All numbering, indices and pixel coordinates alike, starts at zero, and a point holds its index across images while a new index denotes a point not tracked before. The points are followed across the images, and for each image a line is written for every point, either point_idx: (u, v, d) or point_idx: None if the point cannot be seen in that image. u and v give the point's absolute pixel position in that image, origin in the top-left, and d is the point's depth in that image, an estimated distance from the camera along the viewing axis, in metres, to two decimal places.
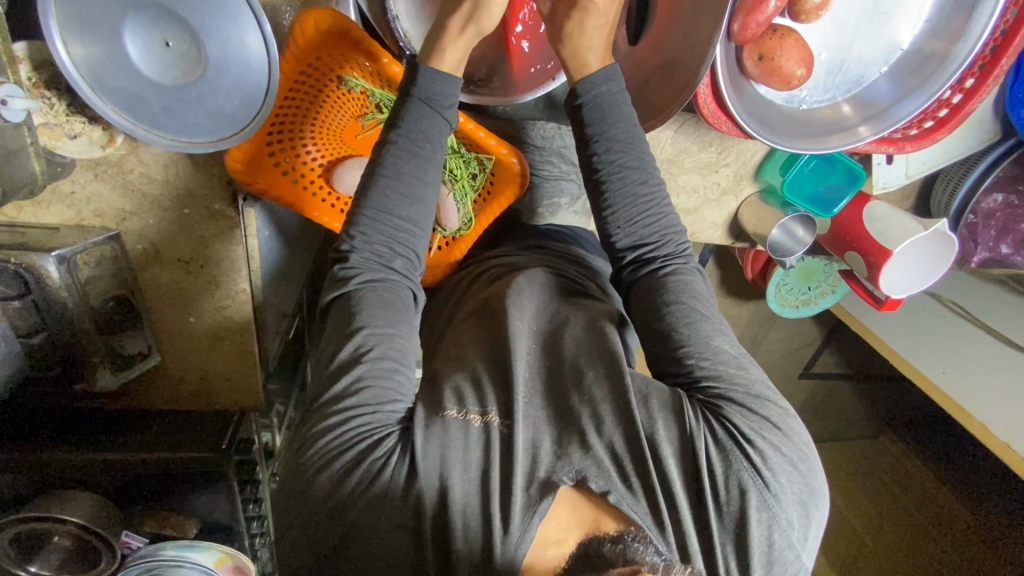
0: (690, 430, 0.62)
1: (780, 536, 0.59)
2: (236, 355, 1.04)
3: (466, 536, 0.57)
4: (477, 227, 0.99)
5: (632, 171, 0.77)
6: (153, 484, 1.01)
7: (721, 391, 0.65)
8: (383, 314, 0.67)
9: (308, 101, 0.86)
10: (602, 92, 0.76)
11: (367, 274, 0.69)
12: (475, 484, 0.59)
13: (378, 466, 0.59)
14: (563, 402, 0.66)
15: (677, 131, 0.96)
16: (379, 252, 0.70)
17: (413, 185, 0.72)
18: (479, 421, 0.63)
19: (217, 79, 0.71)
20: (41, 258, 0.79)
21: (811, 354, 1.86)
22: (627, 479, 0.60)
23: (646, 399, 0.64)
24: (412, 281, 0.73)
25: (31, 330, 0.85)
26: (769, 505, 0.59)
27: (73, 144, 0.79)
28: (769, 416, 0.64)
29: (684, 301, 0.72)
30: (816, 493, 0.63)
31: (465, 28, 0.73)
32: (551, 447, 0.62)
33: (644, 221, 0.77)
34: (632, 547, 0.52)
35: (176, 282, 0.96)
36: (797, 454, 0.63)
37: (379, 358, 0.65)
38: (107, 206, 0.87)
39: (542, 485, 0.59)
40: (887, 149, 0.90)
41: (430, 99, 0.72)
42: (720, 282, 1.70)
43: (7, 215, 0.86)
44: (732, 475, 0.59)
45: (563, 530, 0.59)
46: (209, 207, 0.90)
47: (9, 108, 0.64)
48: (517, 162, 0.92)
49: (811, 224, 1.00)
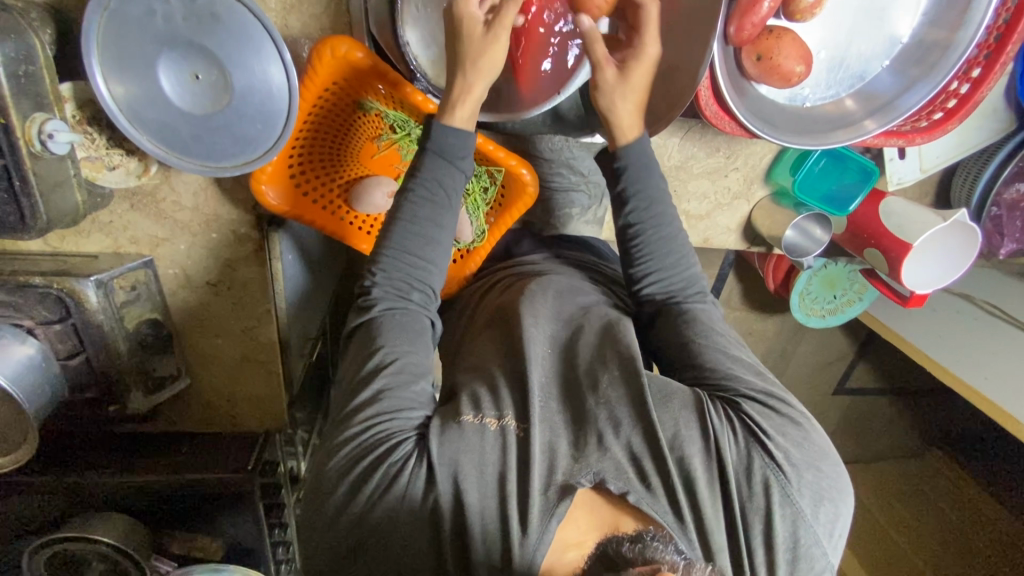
0: (714, 428, 0.61)
1: (806, 532, 0.58)
2: (261, 376, 1.08)
3: (482, 540, 0.57)
4: (490, 239, 0.96)
5: (656, 203, 0.80)
6: (182, 506, 1.05)
7: (742, 395, 0.65)
8: (402, 338, 0.69)
9: (327, 126, 0.86)
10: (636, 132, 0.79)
11: (388, 303, 0.71)
12: (492, 487, 0.59)
13: (395, 471, 0.60)
14: (578, 406, 0.66)
15: (683, 137, 0.95)
16: (397, 286, 0.72)
17: (428, 228, 0.74)
18: (494, 425, 0.63)
19: (241, 106, 0.74)
20: (80, 282, 0.84)
21: (844, 369, 1.85)
22: (646, 479, 0.60)
23: (667, 398, 0.64)
24: (429, 312, 0.75)
25: (71, 353, 0.89)
26: (792, 501, 0.58)
27: (112, 175, 0.83)
28: (788, 414, 0.64)
29: (711, 331, 0.72)
30: (842, 489, 0.61)
31: (469, 87, 0.74)
32: (567, 450, 0.62)
33: (671, 266, 0.79)
34: (651, 547, 0.51)
35: (205, 304, 1.00)
36: (819, 450, 0.62)
37: (397, 373, 0.66)
38: (142, 233, 0.92)
39: (561, 489, 0.58)
40: (896, 142, 0.88)
41: (447, 144, 0.75)
42: (741, 294, 1.69)
43: (49, 245, 0.90)
44: (753, 472, 0.59)
45: (584, 532, 0.58)
46: (235, 229, 0.94)
47: (55, 142, 0.70)
48: (527, 173, 0.88)
49: (827, 223, 0.98)
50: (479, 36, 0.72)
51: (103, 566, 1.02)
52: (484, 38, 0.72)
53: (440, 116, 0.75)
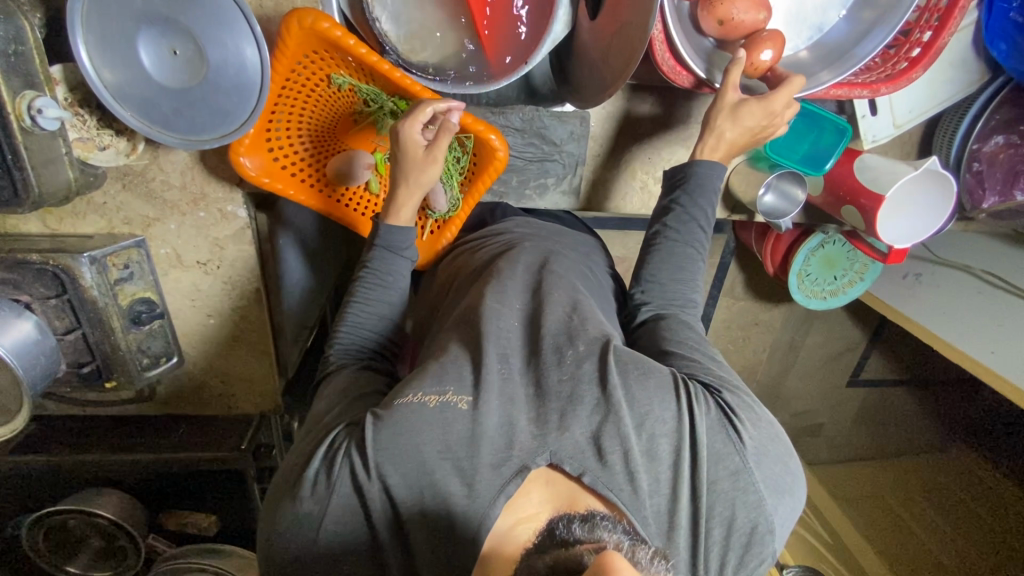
0: (692, 409, 0.64)
1: (761, 518, 0.62)
2: (253, 355, 1.11)
3: (427, 506, 0.58)
4: (465, 208, 0.99)
5: (688, 224, 0.84)
6: (178, 482, 1.08)
7: (717, 385, 0.69)
8: (358, 378, 0.74)
9: (303, 100, 0.89)
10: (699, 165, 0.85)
11: (346, 355, 0.78)
12: (441, 466, 0.58)
13: (331, 461, 0.60)
14: (537, 370, 0.66)
15: (655, 101, 1.00)
16: (355, 342, 0.79)
17: (381, 304, 0.81)
18: (435, 401, 0.61)
19: (217, 79, 0.78)
20: (75, 259, 0.86)
21: (857, 359, 1.82)
22: (602, 456, 0.60)
23: (644, 377, 0.65)
24: (389, 362, 0.81)
25: (68, 329, 0.92)
26: (750, 484, 0.62)
27: (103, 155, 0.88)
28: (756, 410, 0.68)
29: (694, 342, 0.76)
30: (794, 482, 0.66)
31: (410, 192, 0.84)
32: (527, 425, 0.61)
33: (677, 281, 0.83)
34: (599, 526, 0.53)
35: (196, 284, 1.03)
36: (777, 443, 0.67)
37: (345, 392, 0.72)
38: (134, 213, 0.96)
39: (517, 470, 0.59)
40: (862, 93, 0.85)
41: (394, 240, 0.84)
42: (744, 283, 1.67)
43: (49, 227, 0.96)
44: (723, 459, 0.63)
45: (537, 506, 0.60)
46: (222, 208, 0.98)
47: (44, 117, 0.75)
48: (495, 138, 0.89)
49: (801, 181, 0.98)
50: (419, 158, 0.82)
51: (100, 542, 1.06)
52: (423, 160, 0.82)
53: (384, 216, 0.85)
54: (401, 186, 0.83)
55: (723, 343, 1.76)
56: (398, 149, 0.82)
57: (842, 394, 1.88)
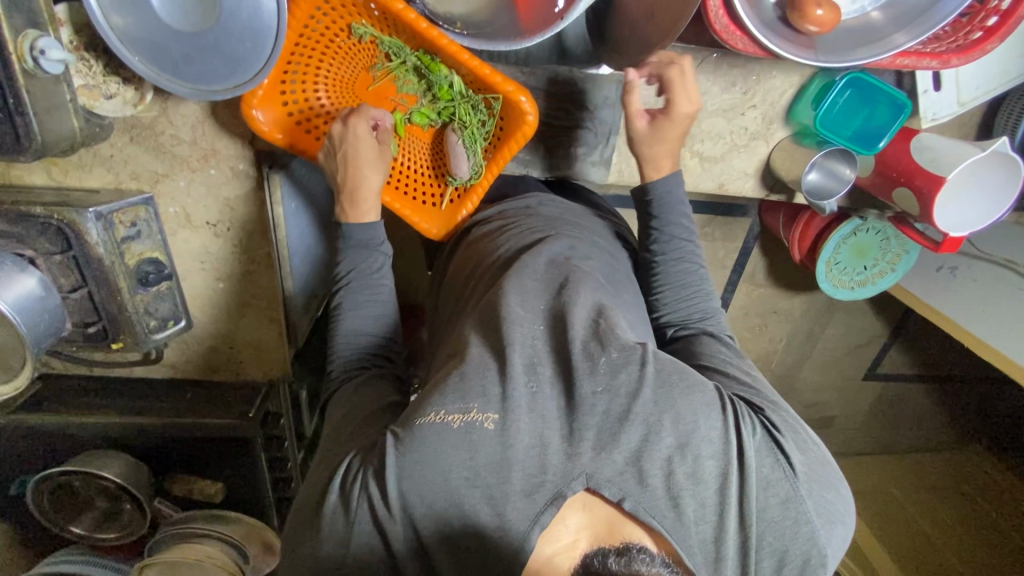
0: (738, 427, 0.61)
1: (818, 551, 0.58)
2: (262, 322, 1.07)
3: (464, 528, 0.55)
4: (488, 175, 0.91)
5: (680, 245, 0.84)
6: (185, 451, 1.06)
7: (761, 403, 0.66)
8: (364, 390, 0.73)
9: (321, 52, 0.84)
10: (664, 191, 0.84)
11: (348, 369, 0.77)
12: (470, 488, 0.55)
13: (356, 488, 0.58)
14: (566, 360, 0.63)
15: (694, 72, 0.90)
16: (358, 351, 0.78)
17: (373, 305, 0.80)
18: (457, 422, 0.57)
19: (229, 22, 0.72)
20: (80, 214, 0.83)
21: (876, 353, 1.75)
22: (643, 479, 0.57)
23: (691, 391, 0.61)
24: (394, 364, 0.79)
25: (73, 287, 0.88)
26: (806, 514, 0.59)
27: (110, 104, 0.83)
28: (804, 431, 0.66)
29: (729, 358, 0.74)
30: (849, 504, 0.63)
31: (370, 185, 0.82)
32: (559, 445, 0.57)
33: (689, 295, 0.82)
34: (637, 560, 0.50)
35: (206, 246, 0.99)
36: (825, 461, 0.64)
37: (351, 411, 0.70)
38: (142, 168, 0.92)
39: (551, 498, 0.55)
40: (930, 64, 0.78)
41: (367, 235, 0.82)
42: (768, 270, 1.59)
43: (55, 179, 0.92)
44: (774, 485, 0.59)
45: (574, 534, 0.56)
46: (234, 166, 0.93)
47: (48, 60, 0.69)
48: (525, 100, 0.81)
49: (852, 160, 0.91)
50: (372, 144, 0.82)
51: (105, 505, 1.05)
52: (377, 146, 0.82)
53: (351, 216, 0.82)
54: (362, 180, 0.81)
55: (740, 330, 1.70)
56: (340, 138, 0.81)
57: (857, 386, 1.82)
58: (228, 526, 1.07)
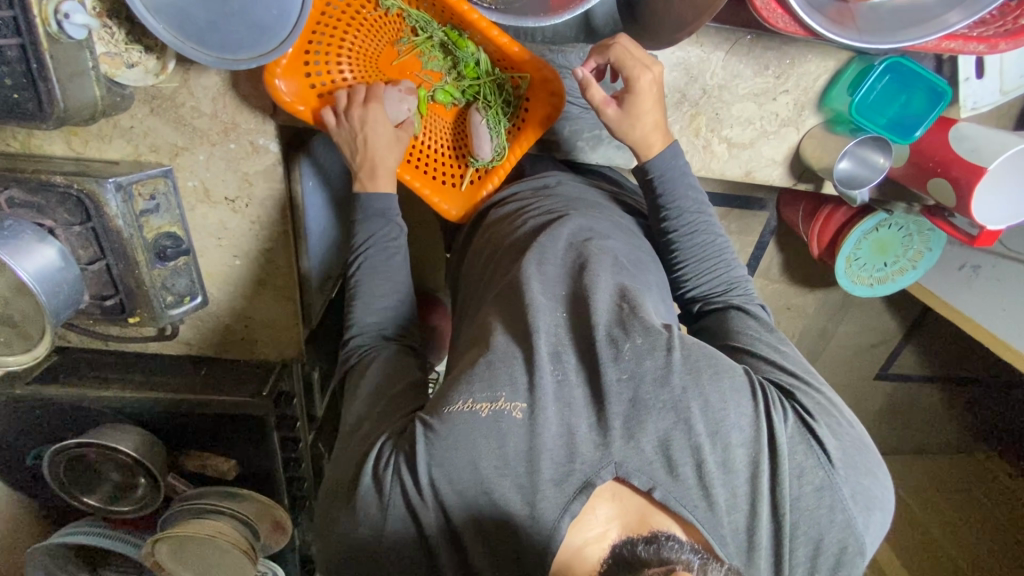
0: (768, 414, 0.59)
1: (854, 537, 0.57)
2: (277, 301, 1.06)
3: (489, 513, 0.55)
4: (511, 157, 0.90)
5: (696, 221, 0.81)
6: (199, 427, 1.05)
7: (791, 385, 0.64)
8: (382, 364, 0.71)
9: (346, 25, 0.82)
10: (668, 169, 0.82)
11: (367, 340, 0.75)
12: (496, 474, 0.55)
13: (382, 473, 0.58)
14: (589, 344, 0.62)
15: (728, 51, 0.88)
16: (375, 322, 0.76)
17: (389, 277, 0.79)
18: (485, 411, 0.56)
19: None
20: (100, 184, 0.82)
21: (887, 354, 1.72)
22: (672, 468, 0.56)
23: (719, 377, 0.59)
24: (410, 340, 0.77)
25: (92, 259, 0.88)
26: (841, 500, 0.57)
27: (131, 73, 0.82)
28: (837, 410, 0.63)
29: (758, 332, 0.72)
30: (887, 487, 0.61)
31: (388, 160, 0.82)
32: (588, 433, 0.57)
33: (712, 267, 0.80)
34: (667, 548, 0.48)
35: (224, 222, 0.99)
36: (860, 441, 0.62)
37: (373, 388, 0.69)
38: (162, 140, 0.91)
39: (580, 487, 0.55)
40: (976, 49, 0.75)
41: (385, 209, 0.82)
42: (784, 265, 1.56)
43: (74, 150, 0.91)
44: (807, 472, 0.57)
45: (606, 522, 0.56)
46: (254, 141, 0.92)
47: (71, 23, 0.69)
48: (549, 69, 0.81)
49: (888, 150, 0.88)
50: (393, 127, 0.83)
51: (119, 479, 1.05)
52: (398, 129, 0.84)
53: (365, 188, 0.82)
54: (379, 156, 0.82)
55: None
56: (358, 118, 0.82)
57: (868, 386, 1.79)
58: (242, 504, 1.07)
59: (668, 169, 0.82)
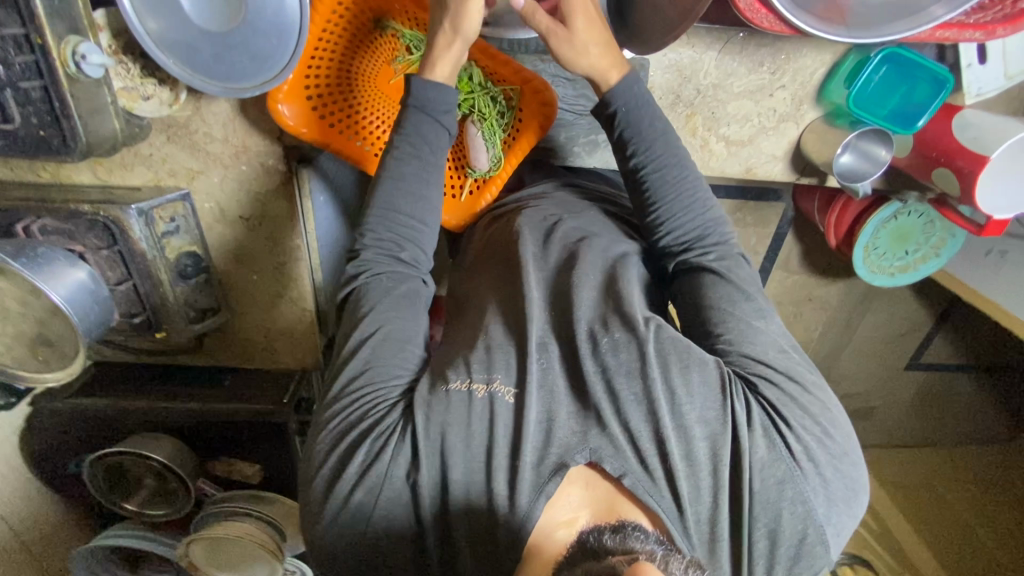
0: (735, 411, 0.60)
1: (814, 531, 0.58)
2: (293, 313, 1.11)
3: (474, 503, 0.59)
4: (506, 166, 0.92)
5: (668, 168, 0.78)
6: (221, 436, 1.10)
7: (761, 377, 0.63)
8: (389, 309, 0.69)
9: (345, 49, 0.87)
10: (629, 96, 0.77)
11: (375, 267, 0.71)
12: (477, 466, 0.60)
13: (378, 448, 0.61)
14: (572, 347, 0.66)
15: (721, 50, 0.88)
16: (387, 249, 0.72)
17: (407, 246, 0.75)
18: (481, 391, 0.62)
19: (254, 21, 0.74)
20: (124, 210, 0.88)
21: (918, 344, 1.66)
22: (644, 461, 0.59)
23: (687, 370, 0.62)
24: (422, 271, 0.74)
25: (119, 280, 0.94)
26: (803, 496, 0.58)
27: (148, 105, 0.88)
28: (810, 408, 0.62)
29: (733, 295, 0.70)
30: (856, 487, 0.62)
31: (450, 43, 0.74)
32: (566, 428, 0.60)
33: (686, 214, 0.77)
34: (631, 537, 0.51)
35: (239, 240, 1.03)
36: (829, 441, 0.62)
37: (380, 337, 0.67)
38: (179, 165, 0.96)
39: (553, 467, 0.58)
40: (973, 35, 0.74)
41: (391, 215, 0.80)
42: (804, 257, 1.53)
43: (100, 177, 0.97)
44: (770, 468, 0.59)
45: (574, 511, 0.58)
46: (264, 162, 0.97)
47: (89, 64, 0.73)
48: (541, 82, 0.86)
49: (887, 140, 0.88)
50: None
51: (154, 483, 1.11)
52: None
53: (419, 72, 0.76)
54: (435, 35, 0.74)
55: None
56: None
57: (900, 379, 1.73)
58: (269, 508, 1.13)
59: (629, 102, 0.77)
